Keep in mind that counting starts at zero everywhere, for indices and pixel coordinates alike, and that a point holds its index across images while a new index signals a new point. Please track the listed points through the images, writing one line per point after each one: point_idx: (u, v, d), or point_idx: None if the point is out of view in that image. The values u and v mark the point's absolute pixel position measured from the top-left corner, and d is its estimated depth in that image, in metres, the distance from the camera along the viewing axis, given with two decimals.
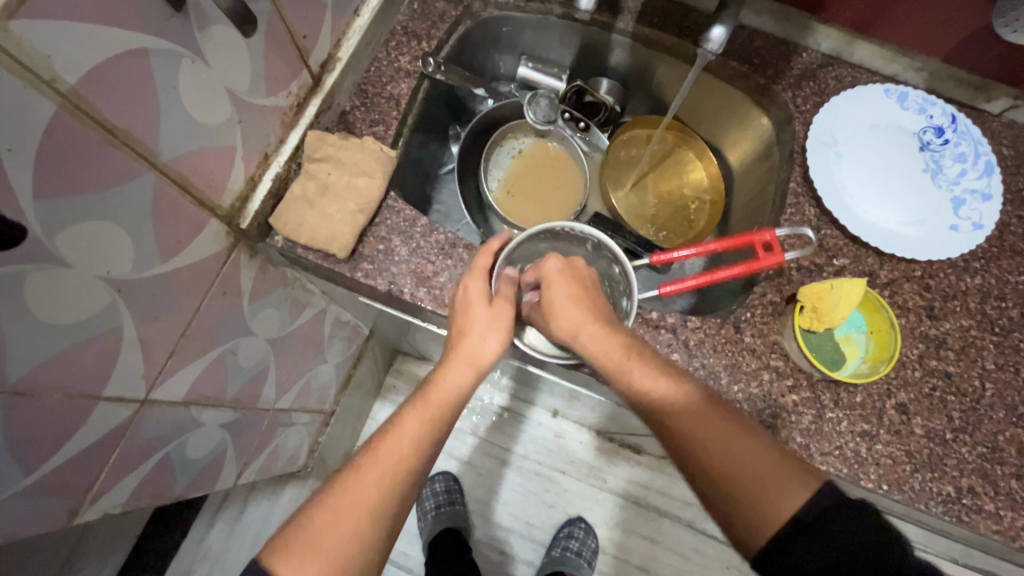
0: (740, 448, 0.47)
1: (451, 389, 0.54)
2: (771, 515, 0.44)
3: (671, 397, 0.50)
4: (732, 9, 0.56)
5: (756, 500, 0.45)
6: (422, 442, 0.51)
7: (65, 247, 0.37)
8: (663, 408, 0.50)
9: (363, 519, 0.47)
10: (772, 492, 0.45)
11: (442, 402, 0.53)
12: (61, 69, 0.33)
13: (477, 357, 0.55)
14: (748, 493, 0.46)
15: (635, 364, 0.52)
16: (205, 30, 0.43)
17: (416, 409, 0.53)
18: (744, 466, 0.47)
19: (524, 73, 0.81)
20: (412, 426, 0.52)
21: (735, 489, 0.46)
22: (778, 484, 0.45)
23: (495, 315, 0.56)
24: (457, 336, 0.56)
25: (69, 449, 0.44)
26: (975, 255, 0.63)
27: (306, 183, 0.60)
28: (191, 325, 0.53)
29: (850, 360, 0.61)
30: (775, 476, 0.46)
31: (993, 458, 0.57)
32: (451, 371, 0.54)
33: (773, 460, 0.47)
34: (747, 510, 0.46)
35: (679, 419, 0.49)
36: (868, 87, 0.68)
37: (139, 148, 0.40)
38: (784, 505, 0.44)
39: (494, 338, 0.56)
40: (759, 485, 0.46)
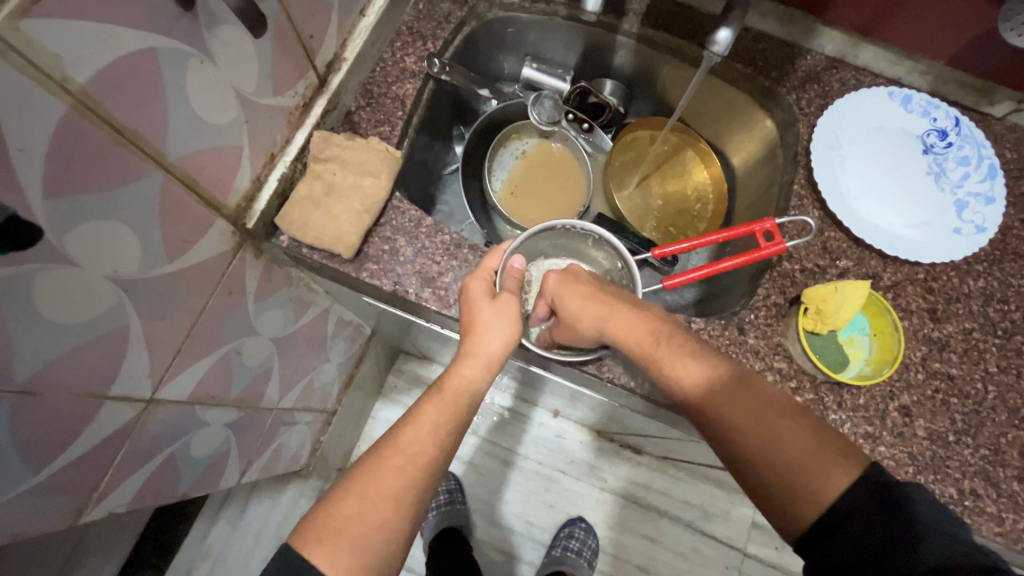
0: (777, 429, 0.44)
1: (466, 384, 0.55)
2: (813, 500, 0.40)
3: (700, 379, 0.49)
4: (738, 11, 0.56)
5: (797, 484, 0.41)
6: (440, 435, 0.52)
7: (73, 246, 0.37)
8: (693, 392, 0.49)
9: (373, 524, 0.46)
10: (815, 474, 0.41)
11: (456, 398, 0.54)
12: (72, 69, 0.33)
13: (486, 352, 0.56)
14: (787, 476, 0.42)
15: (662, 347, 0.51)
16: (213, 29, 0.43)
17: (433, 404, 0.53)
18: (782, 448, 0.43)
19: (529, 74, 0.81)
20: (428, 423, 0.52)
21: (773, 472, 0.43)
22: (821, 467, 0.41)
23: (500, 311, 0.57)
24: (465, 332, 0.57)
25: (75, 448, 0.44)
26: (979, 258, 0.63)
27: (312, 183, 0.60)
28: (197, 325, 0.53)
29: (854, 362, 0.61)
30: (818, 459, 0.42)
31: (996, 461, 0.57)
32: (464, 366, 0.55)
33: (816, 442, 0.43)
34: (789, 496, 0.42)
35: (709, 400, 0.47)
36: (873, 90, 0.68)
37: (147, 148, 0.41)
38: (828, 488, 0.40)
39: (501, 332, 0.56)
40: (798, 466, 0.42)
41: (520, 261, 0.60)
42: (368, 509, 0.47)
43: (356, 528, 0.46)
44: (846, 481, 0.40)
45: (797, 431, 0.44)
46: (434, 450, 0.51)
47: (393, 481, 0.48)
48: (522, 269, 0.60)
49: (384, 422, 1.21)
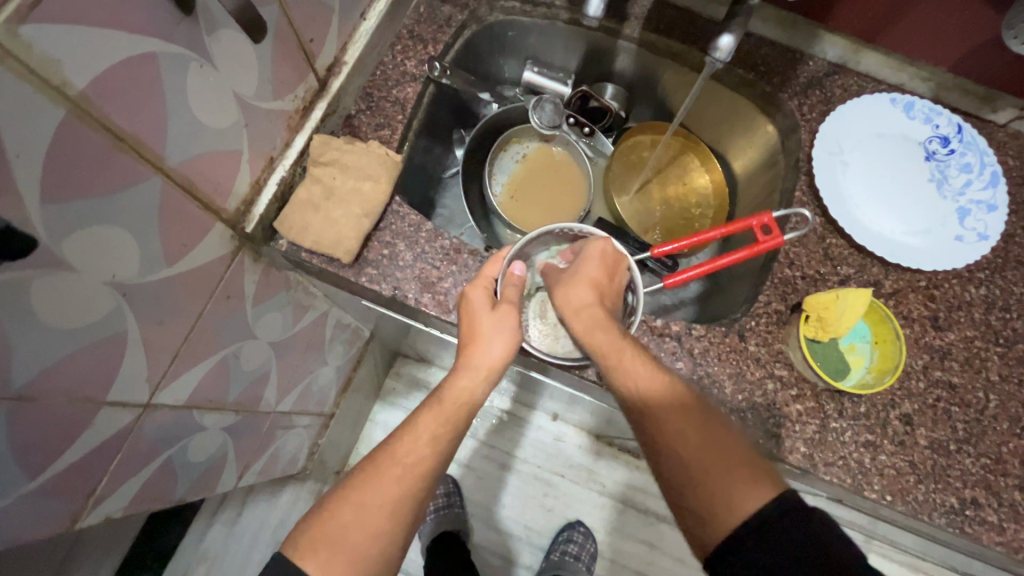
0: (712, 444, 0.46)
1: (466, 395, 0.53)
2: (728, 514, 0.43)
3: (652, 388, 0.49)
4: (741, 17, 0.56)
5: (718, 498, 0.44)
6: (440, 444, 0.51)
7: (71, 251, 0.37)
8: (644, 401, 0.49)
9: (367, 534, 0.47)
10: (736, 492, 0.43)
11: (456, 407, 0.53)
12: (71, 73, 0.33)
13: (486, 364, 0.54)
14: (712, 489, 0.44)
15: (620, 359, 0.51)
16: (213, 33, 0.43)
17: (430, 415, 0.52)
18: (715, 463, 0.45)
19: (530, 78, 0.81)
20: (428, 432, 0.51)
21: (701, 485, 0.45)
22: (742, 486, 0.44)
23: (501, 320, 0.55)
24: (464, 344, 0.55)
25: (72, 454, 0.44)
26: (980, 266, 0.63)
27: (312, 187, 0.60)
28: (194, 329, 0.52)
29: (855, 370, 0.61)
30: (739, 477, 0.44)
31: (997, 470, 0.57)
32: (463, 378, 0.54)
33: (741, 460, 0.46)
34: (708, 508, 0.44)
35: (656, 410, 0.48)
36: (875, 96, 0.68)
37: (146, 152, 0.40)
38: (744, 506, 0.43)
39: (502, 342, 0.55)
40: (723, 481, 0.44)
41: (520, 267, 0.59)
42: (366, 517, 0.47)
43: (352, 536, 0.46)
44: (761, 501, 0.43)
45: (729, 448, 0.46)
46: (432, 458, 0.51)
47: (390, 489, 0.48)
48: (523, 275, 0.58)
49: (383, 425, 1.20)
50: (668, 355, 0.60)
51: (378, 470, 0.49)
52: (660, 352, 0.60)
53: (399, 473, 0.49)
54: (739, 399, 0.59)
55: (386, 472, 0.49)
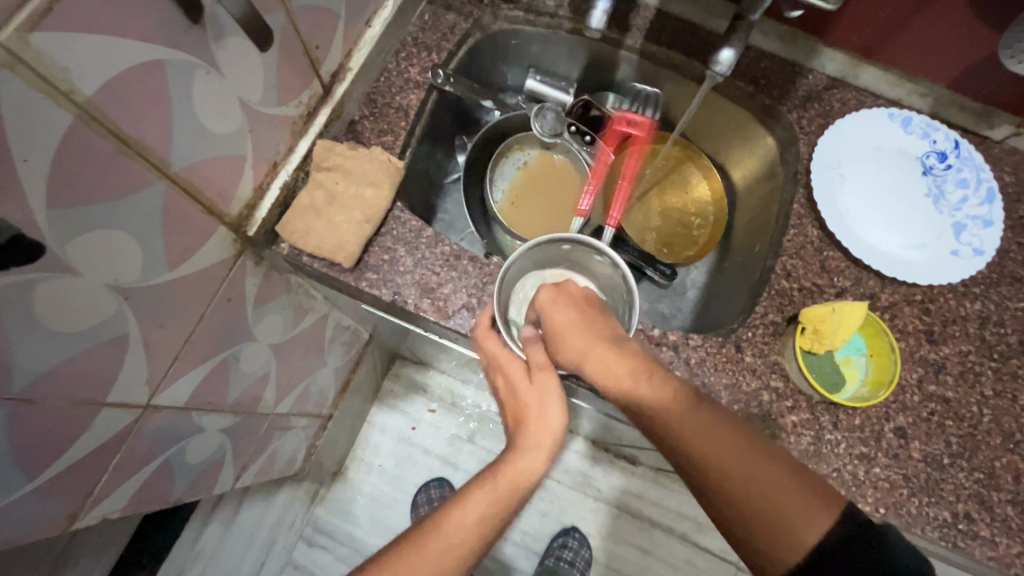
0: (757, 469, 0.42)
1: (524, 478, 0.49)
2: (792, 545, 0.39)
3: (681, 410, 0.45)
4: (742, 31, 0.56)
5: (775, 531, 0.40)
6: (485, 525, 0.48)
7: (76, 255, 0.37)
8: (667, 420, 0.45)
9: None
10: (798, 524, 0.40)
11: (510, 487, 0.49)
12: (78, 79, 0.33)
13: (546, 441, 0.51)
14: (772, 521, 0.40)
15: (644, 382, 0.47)
16: (221, 41, 0.43)
17: (482, 490, 0.49)
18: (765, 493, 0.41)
19: (531, 86, 0.81)
20: (476, 510, 0.48)
21: (749, 513, 0.41)
22: (801, 516, 0.40)
23: (543, 389, 0.53)
24: (519, 423, 0.52)
25: (70, 456, 0.44)
26: (975, 281, 0.64)
27: (314, 192, 0.60)
28: (195, 332, 0.53)
29: (851, 383, 0.61)
30: (798, 507, 0.40)
31: (990, 484, 0.58)
32: (525, 457, 0.50)
33: (795, 486, 0.41)
34: (760, 537, 0.41)
35: (680, 434, 0.44)
36: (873, 110, 0.69)
37: (152, 158, 0.41)
38: (809, 539, 0.39)
39: (557, 411, 0.52)
40: (780, 511, 0.40)
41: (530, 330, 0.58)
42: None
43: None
44: (828, 531, 0.39)
45: (778, 473, 0.42)
46: (475, 537, 0.48)
47: (427, 567, 0.46)
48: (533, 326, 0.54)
49: (380, 427, 1.21)
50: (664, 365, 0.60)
51: (419, 546, 0.47)
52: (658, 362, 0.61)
53: (440, 550, 0.47)
54: (734, 409, 0.59)
55: (428, 550, 0.47)
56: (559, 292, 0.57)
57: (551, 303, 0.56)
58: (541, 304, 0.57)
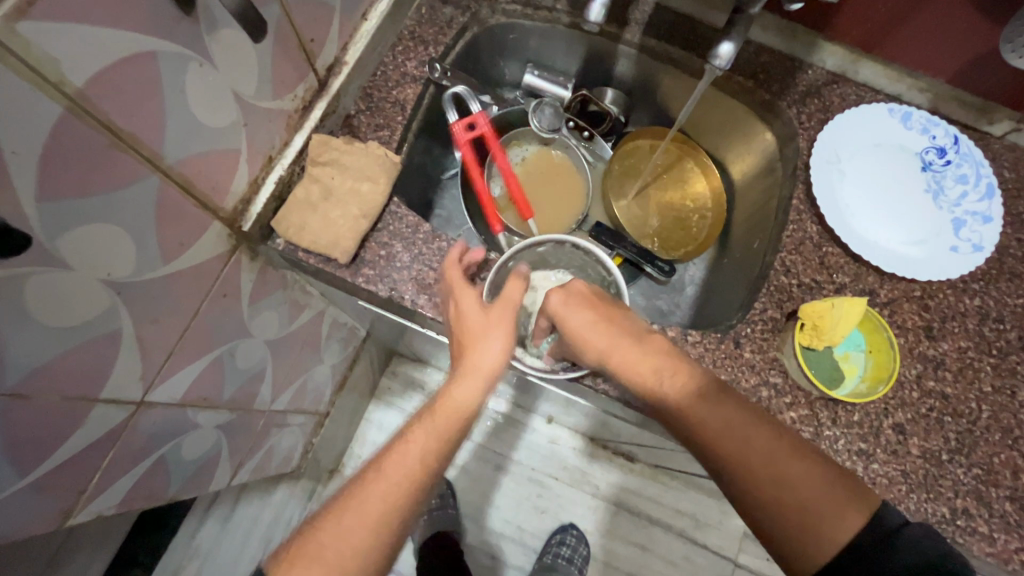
0: (785, 467, 0.48)
1: (458, 406, 0.54)
2: (827, 538, 0.45)
3: (707, 405, 0.51)
4: (741, 25, 0.56)
5: (807, 524, 0.46)
6: (428, 459, 0.52)
7: (67, 248, 0.37)
8: (693, 414, 0.51)
9: (349, 553, 0.46)
10: (827, 517, 0.45)
11: (448, 419, 0.54)
12: (68, 71, 0.33)
13: (481, 368, 0.56)
14: (801, 512, 0.46)
15: (671, 380, 0.54)
16: (214, 33, 0.43)
17: (424, 423, 0.54)
18: (793, 486, 0.47)
19: (529, 81, 0.81)
20: (417, 447, 0.52)
21: (783, 506, 0.47)
22: (835, 507, 0.46)
23: (494, 321, 0.57)
24: (463, 350, 0.57)
25: (63, 452, 0.44)
26: (975, 276, 0.64)
27: (310, 187, 0.60)
28: (190, 328, 0.52)
29: (849, 379, 0.61)
30: (831, 500, 0.46)
31: (988, 480, 0.57)
32: (459, 385, 0.55)
33: (821, 480, 0.48)
34: (792, 529, 0.46)
35: (712, 430, 0.50)
36: (873, 105, 0.68)
37: (144, 151, 0.40)
38: (844, 533, 0.45)
39: (498, 349, 0.57)
40: (805, 501, 0.47)
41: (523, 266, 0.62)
42: (344, 532, 0.47)
43: (330, 554, 0.46)
44: (862, 525, 0.45)
45: (803, 468, 0.48)
46: (418, 473, 0.51)
47: (376, 506, 0.48)
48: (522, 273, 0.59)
49: (378, 424, 1.20)
50: None
51: (365, 487, 0.49)
52: None
53: (385, 488, 0.49)
54: None
55: (373, 490, 0.49)
56: (568, 294, 0.61)
57: (561, 306, 0.60)
58: (552, 308, 0.61)
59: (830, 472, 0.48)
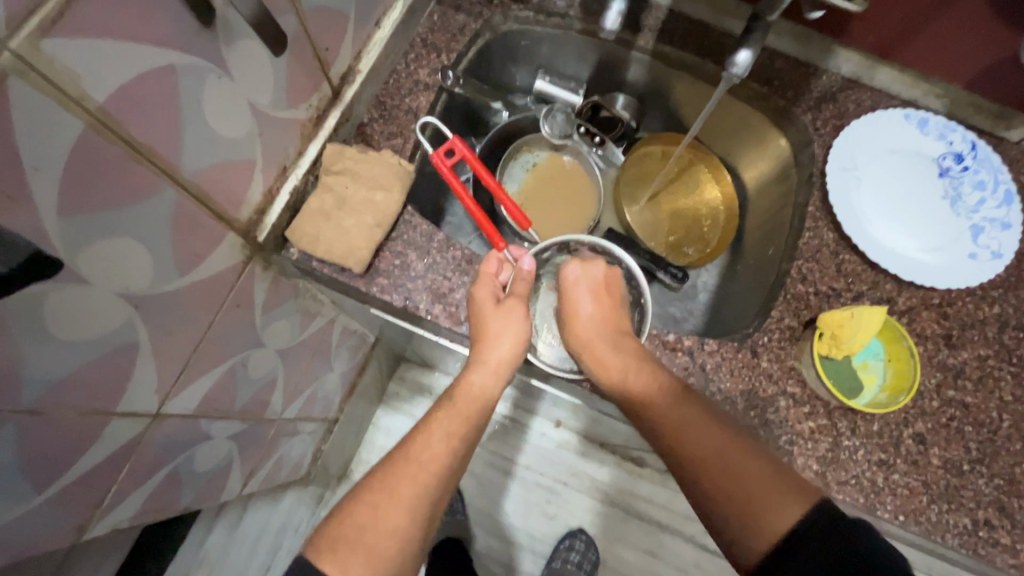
0: (735, 459, 0.48)
1: (476, 392, 0.56)
2: (767, 530, 0.44)
3: (667, 399, 0.53)
4: (759, 32, 0.55)
5: (749, 514, 0.45)
6: (453, 442, 0.53)
7: (86, 263, 0.36)
8: (652, 409, 0.53)
9: (383, 533, 0.47)
10: (764, 506, 0.45)
11: (469, 405, 0.56)
12: (89, 86, 0.32)
13: (494, 360, 0.57)
14: (739, 500, 0.46)
15: (635, 375, 0.56)
16: (230, 44, 0.42)
17: (445, 413, 0.55)
18: (737, 478, 0.47)
19: (541, 86, 0.80)
20: (441, 430, 0.53)
21: (722, 496, 0.48)
22: (775, 498, 0.45)
23: (508, 316, 0.57)
24: (476, 340, 0.58)
25: (80, 466, 0.43)
26: (994, 284, 0.63)
27: (324, 196, 0.59)
28: (205, 339, 0.52)
29: (868, 388, 0.60)
30: (773, 491, 0.46)
31: (1010, 491, 0.57)
32: (474, 373, 0.57)
33: (765, 474, 0.47)
34: (731, 518, 0.46)
35: (669, 422, 0.52)
36: (889, 111, 0.68)
37: (161, 164, 0.40)
38: (780, 523, 0.44)
39: (509, 341, 0.57)
40: (748, 491, 0.46)
41: (530, 262, 0.60)
42: (379, 517, 0.48)
43: (368, 537, 0.47)
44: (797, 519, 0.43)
45: (753, 464, 0.48)
46: (446, 458, 0.52)
47: (406, 490, 0.49)
48: (531, 270, 0.60)
49: (385, 430, 1.20)
50: (679, 370, 0.60)
51: (392, 472, 0.50)
52: (673, 367, 0.60)
53: (413, 472, 0.50)
54: (751, 416, 0.59)
55: (402, 473, 0.50)
56: (581, 274, 0.63)
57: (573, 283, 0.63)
58: (566, 281, 0.63)
59: (778, 467, 0.48)
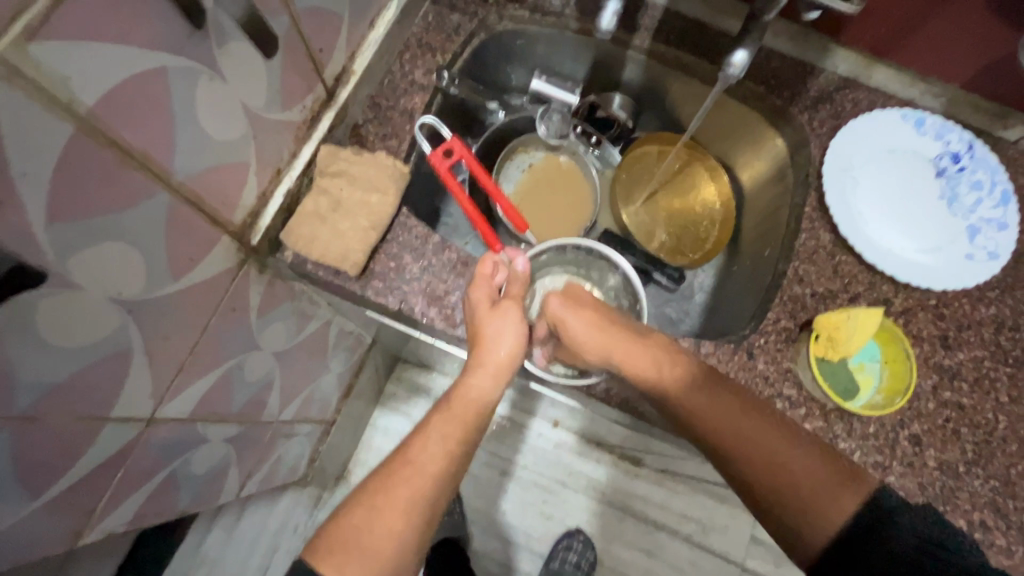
0: (778, 452, 0.52)
1: (472, 396, 0.56)
2: (825, 523, 0.49)
3: (700, 394, 0.55)
4: (756, 33, 0.55)
5: (800, 504, 0.51)
6: (450, 444, 0.53)
7: (78, 269, 0.36)
8: (692, 408, 0.55)
9: (381, 537, 0.47)
10: (827, 504, 0.49)
11: (465, 409, 0.56)
12: (79, 91, 0.32)
13: (491, 363, 0.57)
14: (800, 498, 0.51)
15: (666, 367, 0.57)
16: (223, 46, 0.42)
17: (442, 416, 0.55)
18: (782, 467, 0.52)
19: (537, 86, 0.77)
20: (437, 432, 0.53)
21: (778, 491, 0.52)
22: (832, 493, 0.49)
23: (504, 319, 0.57)
24: (473, 343, 0.58)
25: (74, 472, 0.43)
26: (990, 285, 0.63)
27: (318, 199, 0.59)
28: (199, 343, 0.52)
29: (865, 390, 0.60)
30: (826, 485, 0.50)
31: (1005, 492, 0.57)
32: (473, 376, 0.57)
33: (816, 469, 0.51)
34: (790, 512, 0.51)
35: (711, 418, 0.54)
36: (886, 110, 0.67)
37: (154, 168, 0.40)
38: (838, 514, 0.48)
39: (509, 341, 0.58)
40: (806, 487, 0.51)
41: (524, 263, 0.61)
42: (375, 519, 0.48)
43: (364, 539, 0.47)
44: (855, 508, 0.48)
45: (801, 456, 0.52)
46: (443, 461, 0.52)
47: (403, 493, 0.49)
48: (526, 271, 0.61)
49: (383, 430, 1.20)
50: None
51: (393, 477, 0.50)
52: None
53: (411, 474, 0.50)
54: None
55: (399, 475, 0.50)
56: (569, 298, 0.63)
57: (563, 309, 0.62)
58: (554, 311, 0.62)
59: (826, 458, 0.52)
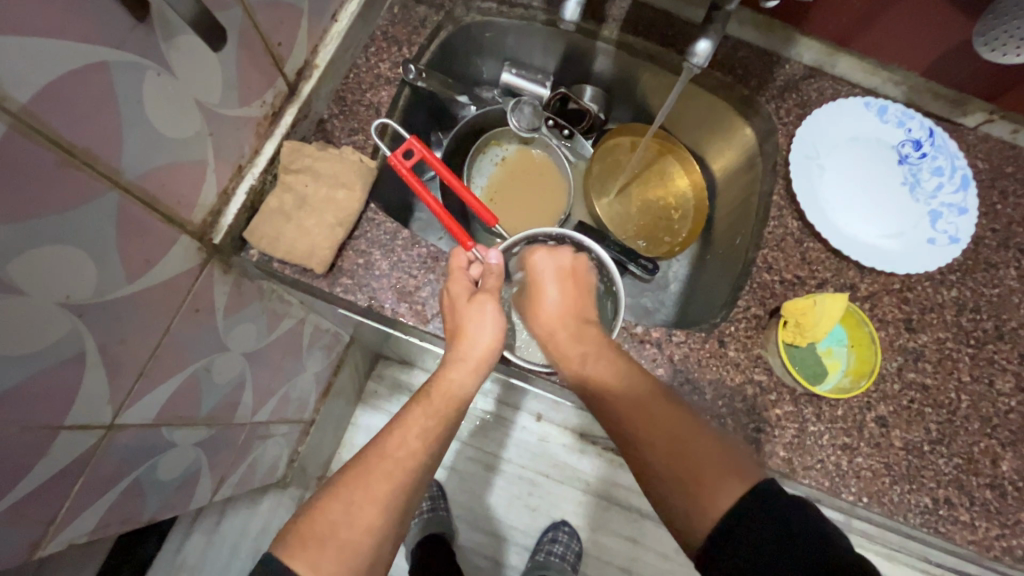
0: (685, 440, 0.47)
1: (452, 389, 0.55)
2: (707, 507, 0.43)
3: (638, 393, 0.50)
4: (718, 22, 0.55)
5: (688, 493, 0.44)
6: (428, 439, 0.52)
7: (20, 274, 0.35)
8: (624, 403, 0.50)
9: (356, 531, 0.47)
10: (706, 488, 0.44)
11: (443, 403, 0.55)
12: (11, 87, 0.31)
13: (474, 357, 0.56)
14: (686, 483, 0.45)
15: (600, 370, 0.53)
16: (171, 40, 0.41)
17: (418, 409, 0.54)
18: (683, 455, 0.46)
19: (507, 79, 0.80)
20: (416, 426, 0.52)
21: (671, 480, 0.46)
22: (718, 475, 0.44)
23: (480, 311, 0.56)
24: (453, 338, 0.57)
25: (27, 484, 0.41)
26: (952, 268, 0.64)
27: (283, 196, 0.58)
28: (161, 346, 0.50)
29: (832, 374, 0.62)
30: (717, 467, 0.45)
31: (969, 469, 0.58)
32: (452, 371, 0.56)
33: (703, 455, 0.46)
34: (677, 498, 0.45)
35: (640, 415, 0.49)
36: (849, 99, 0.68)
37: (102, 167, 0.38)
38: (722, 502, 0.43)
39: (491, 331, 0.57)
40: (696, 470, 0.45)
41: (497, 255, 0.59)
42: (350, 515, 0.47)
43: (340, 533, 0.46)
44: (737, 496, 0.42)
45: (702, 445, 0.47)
46: (423, 454, 0.51)
47: (381, 485, 0.49)
48: (501, 264, 0.59)
49: (365, 429, 1.18)
50: (648, 362, 0.60)
51: (366, 468, 0.50)
52: (641, 359, 0.60)
53: (388, 468, 0.50)
54: (718, 405, 0.59)
55: (376, 470, 0.49)
56: (553, 259, 0.63)
57: (543, 269, 0.63)
58: (535, 266, 0.63)
59: (721, 448, 0.46)
